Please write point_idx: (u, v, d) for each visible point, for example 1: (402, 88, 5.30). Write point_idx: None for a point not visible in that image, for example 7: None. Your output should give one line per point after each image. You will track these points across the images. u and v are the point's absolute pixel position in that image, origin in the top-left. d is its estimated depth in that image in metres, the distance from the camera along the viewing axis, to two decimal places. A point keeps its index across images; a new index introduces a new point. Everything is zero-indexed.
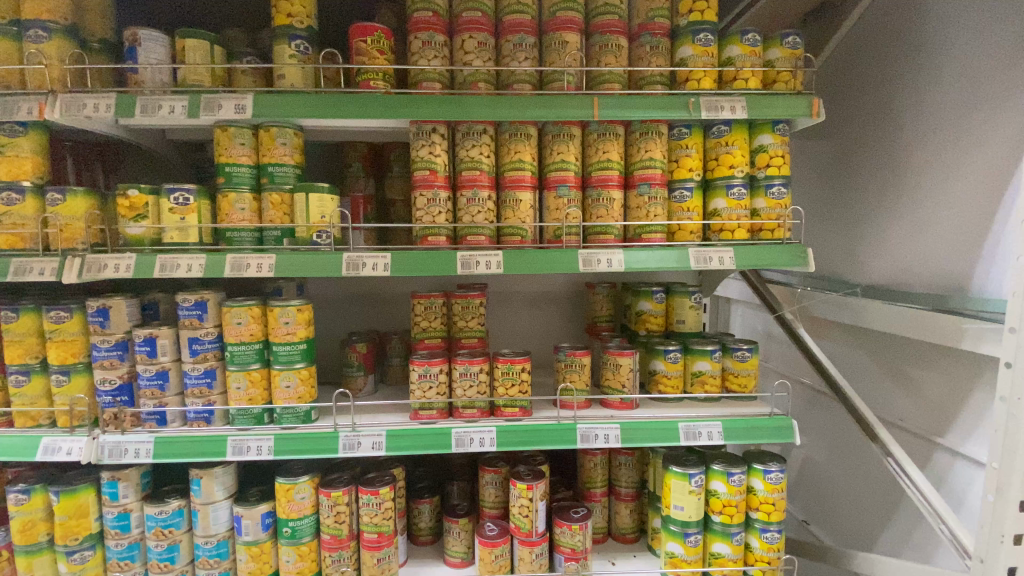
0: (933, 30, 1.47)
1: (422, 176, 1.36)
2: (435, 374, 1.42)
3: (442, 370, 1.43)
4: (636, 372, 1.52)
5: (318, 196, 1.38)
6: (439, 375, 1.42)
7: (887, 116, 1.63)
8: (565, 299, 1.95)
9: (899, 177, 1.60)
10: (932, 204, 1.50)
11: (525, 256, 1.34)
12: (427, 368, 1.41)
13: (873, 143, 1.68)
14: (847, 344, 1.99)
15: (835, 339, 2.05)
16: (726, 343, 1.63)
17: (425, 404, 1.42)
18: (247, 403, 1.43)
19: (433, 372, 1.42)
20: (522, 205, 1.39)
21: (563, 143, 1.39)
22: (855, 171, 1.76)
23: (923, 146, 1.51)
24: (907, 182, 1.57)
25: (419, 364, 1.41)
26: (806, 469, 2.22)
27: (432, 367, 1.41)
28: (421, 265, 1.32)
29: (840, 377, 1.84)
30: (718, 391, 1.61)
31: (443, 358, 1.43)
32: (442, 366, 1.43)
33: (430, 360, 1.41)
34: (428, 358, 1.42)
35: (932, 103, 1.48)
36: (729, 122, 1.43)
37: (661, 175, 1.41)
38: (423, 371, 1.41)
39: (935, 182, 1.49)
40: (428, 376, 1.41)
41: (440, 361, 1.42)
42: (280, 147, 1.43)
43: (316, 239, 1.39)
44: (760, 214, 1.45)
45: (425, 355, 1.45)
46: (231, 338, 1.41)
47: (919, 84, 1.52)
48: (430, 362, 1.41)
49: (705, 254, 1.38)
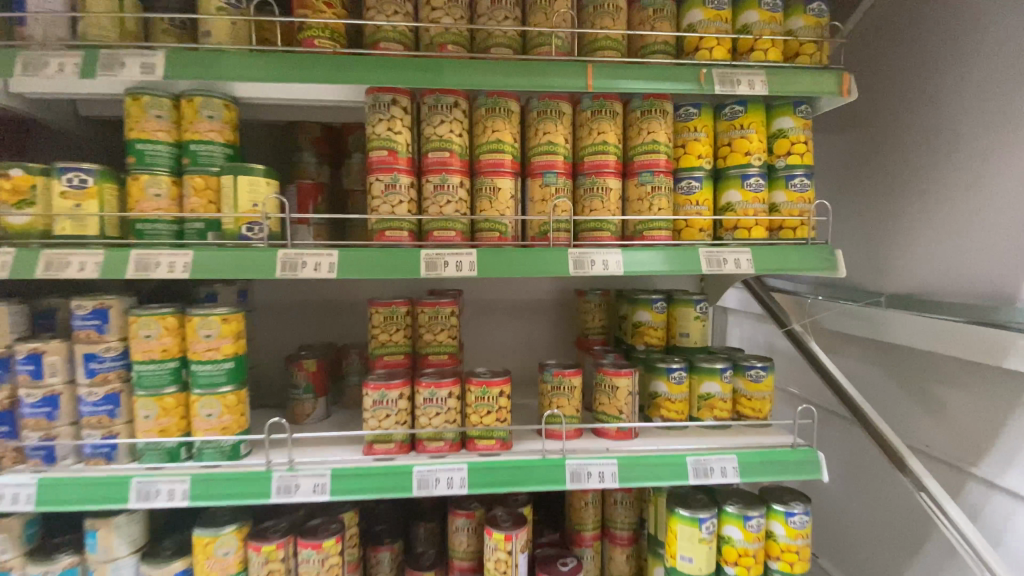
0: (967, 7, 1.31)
1: (379, 157, 1.11)
2: (395, 401, 1.16)
3: (404, 395, 1.17)
4: (635, 396, 1.29)
5: (250, 180, 1.12)
6: (399, 401, 1.16)
7: (912, 106, 1.46)
8: (551, 308, 1.72)
9: (929, 172, 1.42)
10: (972, 201, 1.31)
11: (504, 256, 1.10)
12: (384, 392, 1.15)
13: (895, 135, 1.51)
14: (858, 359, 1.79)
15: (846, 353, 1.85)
16: (736, 361, 1.41)
17: (382, 437, 1.16)
18: (158, 435, 1.16)
19: (392, 397, 1.16)
20: (501, 194, 1.15)
21: (551, 122, 1.16)
22: (876, 169, 1.57)
23: (958, 137, 1.34)
24: (940, 178, 1.39)
25: (375, 387, 1.15)
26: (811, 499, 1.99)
27: (391, 391, 1.15)
28: (377, 265, 1.07)
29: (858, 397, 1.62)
30: (729, 417, 1.39)
31: (405, 379, 1.17)
32: (405, 389, 1.17)
33: (389, 382, 1.15)
34: (386, 379, 1.16)
35: (968, 87, 1.31)
36: (744, 102, 1.22)
37: (666, 162, 1.19)
38: (379, 397, 1.15)
39: (975, 176, 1.30)
40: (386, 403, 1.15)
41: (401, 384, 1.16)
42: (205, 121, 1.17)
43: (246, 232, 1.12)
44: (781, 210, 1.23)
45: (382, 376, 1.19)
46: (139, 355, 1.13)
47: (951, 67, 1.35)
48: (389, 386, 1.15)
49: (718, 256, 1.16)
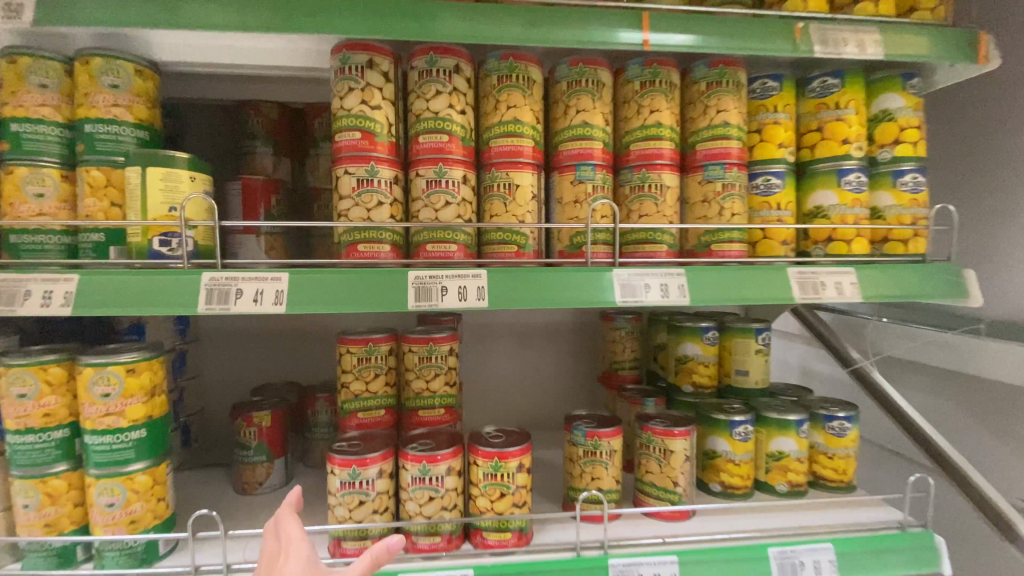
0: None
1: (348, 141, 0.79)
2: (372, 482, 0.84)
3: (385, 472, 0.85)
4: (692, 462, 0.97)
5: (164, 172, 0.78)
6: (378, 482, 0.84)
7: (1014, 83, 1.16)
8: (568, 336, 1.40)
9: None
10: None
11: (526, 280, 0.78)
12: (357, 471, 0.83)
13: (989, 123, 1.21)
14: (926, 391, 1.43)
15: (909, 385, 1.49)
16: (810, 408, 1.11)
17: (354, 533, 0.83)
18: (43, 532, 0.82)
19: (369, 476, 0.84)
20: (519, 193, 0.84)
21: (586, 96, 0.85)
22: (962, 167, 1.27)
23: None
24: None
25: (344, 464, 0.83)
26: None
27: (366, 469, 0.83)
28: (347, 295, 0.75)
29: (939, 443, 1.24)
30: (805, 482, 1.08)
31: (387, 451, 0.86)
32: (385, 464, 0.86)
33: (364, 457, 0.83)
34: (360, 452, 0.84)
35: None
36: (841, 72, 0.92)
37: (740, 151, 0.88)
38: (351, 478, 0.83)
39: None
40: (359, 485, 0.83)
41: (381, 457, 0.85)
42: (107, 91, 0.84)
43: (158, 247, 0.78)
44: (886, 217, 0.95)
45: (355, 445, 0.88)
46: (10, 422, 0.80)
47: None
48: (364, 462, 0.83)
49: (814, 278, 0.86)
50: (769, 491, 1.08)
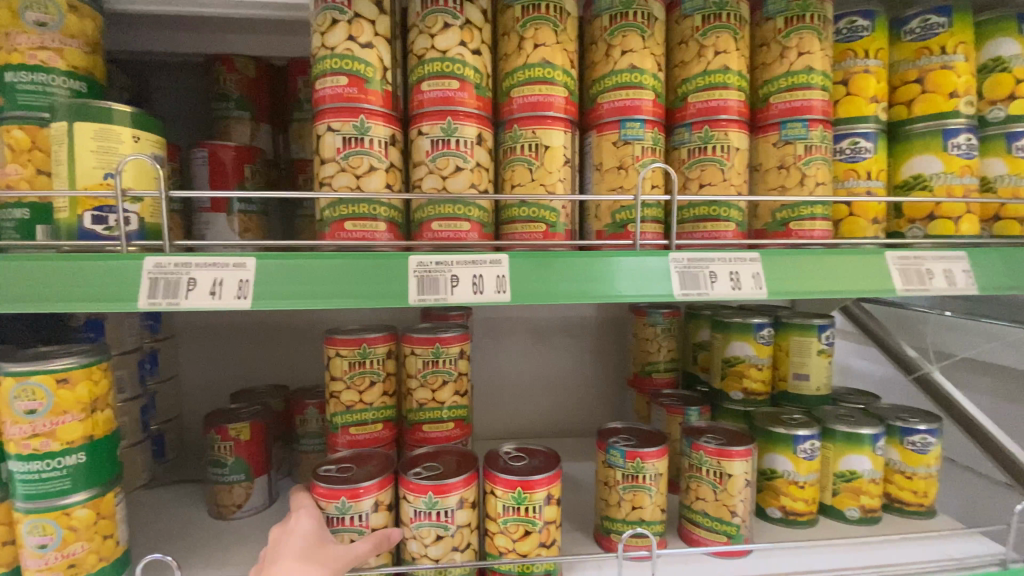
0: None
1: (332, 89, 0.61)
2: (367, 517, 0.68)
3: (383, 504, 0.69)
4: (752, 487, 0.81)
5: (97, 129, 0.61)
6: (374, 517, 0.68)
7: None
8: (593, 332, 1.23)
9: None
10: None
11: (559, 267, 0.61)
12: (348, 504, 0.67)
13: None
14: (994, 396, 1.26)
15: (973, 389, 1.32)
16: (884, 420, 0.94)
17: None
18: None
19: (362, 511, 0.68)
20: (549, 157, 0.66)
21: (635, 34, 0.67)
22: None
23: None
24: None
25: (331, 495, 0.67)
26: None
27: (359, 502, 0.68)
28: (328, 287, 0.58)
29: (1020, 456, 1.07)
30: (879, 507, 0.91)
31: (384, 478, 0.70)
32: (383, 494, 0.70)
33: (356, 487, 0.68)
34: (352, 481, 0.69)
35: None
36: (947, 8, 0.74)
37: (825, 105, 0.70)
38: (340, 512, 0.67)
39: None
40: (350, 522, 0.68)
41: (378, 486, 0.69)
42: (30, 30, 0.67)
43: (90, 225, 0.62)
44: (998, 189, 0.77)
45: (346, 471, 0.72)
46: None
47: None
48: (357, 493, 0.67)
49: (919, 265, 0.68)
50: (837, 517, 0.92)
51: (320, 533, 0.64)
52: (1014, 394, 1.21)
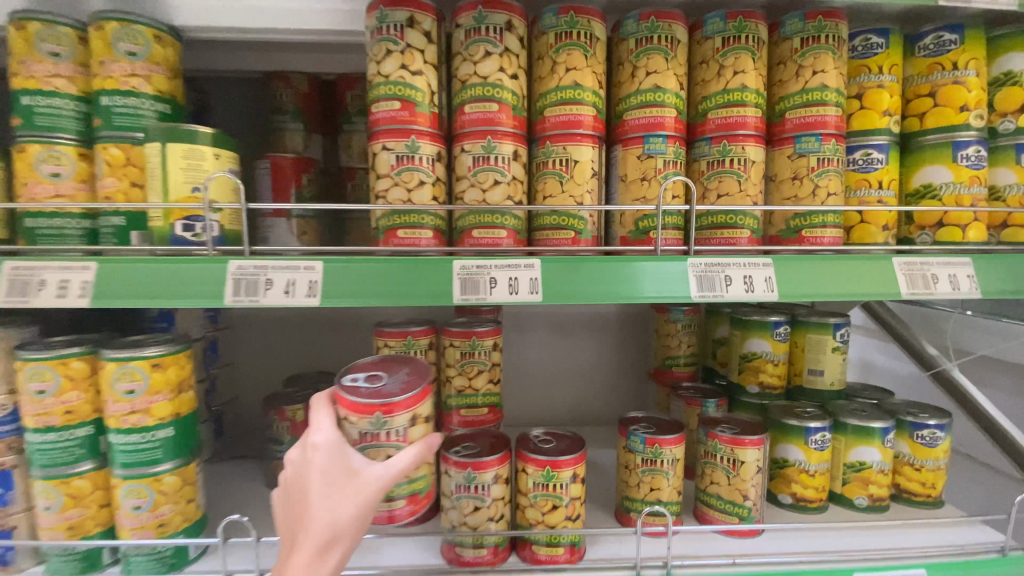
0: None
1: (386, 112, 0.69)
2: (405, 432, 0.62)
3: (421, 417, 0.64)
4: (763, 474, 0.87)
5: (186, 149, 0.71)
6: (412, 431, 0.62)
7: None
8: (616, 325, 1.30)
9: None
10: None
11: (586, 271, 0.68)
12: (383, 418, 0.61)
13: None
14: (1011, 395, 1.28)
15: (994, 388, 1.34)
16: (896, 414, 0.99)
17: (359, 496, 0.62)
18: (68, 536, 0.78)
19: (399, 427, 0.62)
20: (578, 170, 0.73)
21: (659, 55, 0.73)
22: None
23: None
24: None
25: (361, 410, 0.60)
26: None
27: (394, 417, 0.61)
28: (385, 287, 0.66)
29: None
30: (887, 496, 0.96)
31: (418, 392, 0.63)
32: (420, 407, 0.64)
33: (390, 402, 0.61)
34: (384, 394, 0.62)
35: None
36: (960, 26, 0.77)
37: (838, 120, 0.75)
38: (373, 427, 0.60)
39: None
40: (386, 437, 0.61)
41: (414, 399, 0.63)
42: (123, 60, 0.76)
43: (181, 232, 0.72)
44: (1007, 198, 0.81)
45: (375, 380, 0.65)
46: (29, 420, 0.75)
47: None
48: (391, 407, 0.61)
49: (925, 270, 0.73)
50: (847, 505, 0.97)
51: (347, 457, 0.59)
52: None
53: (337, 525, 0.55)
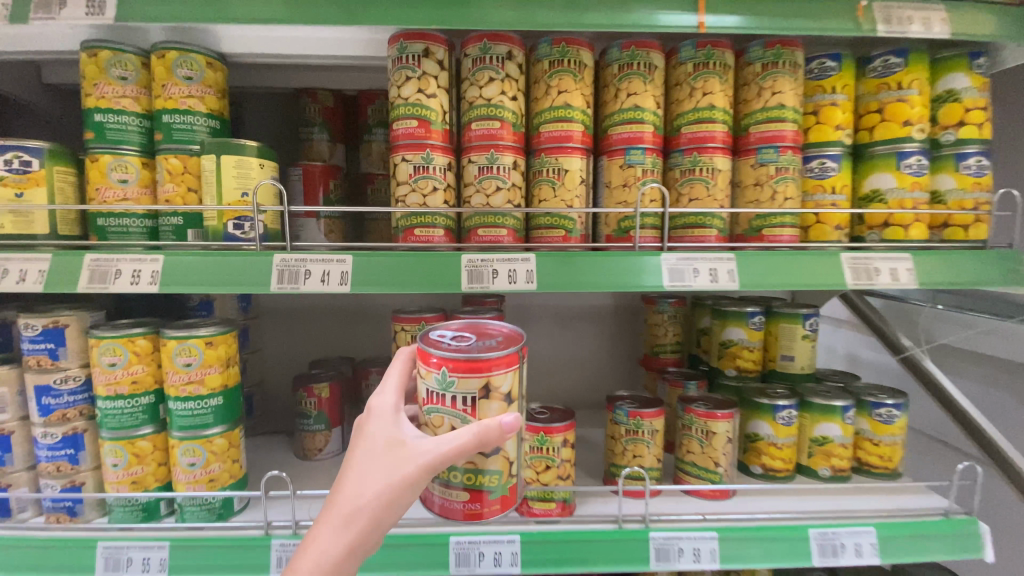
0: None
1: (405, 130, 0.82)
2: (474, 403, 0.62)
3: (494, 392, 0.63)
4: (734, 443, 0.99)
5: (237, 160, 0.84)
6: (479, 404, 0.62)
7: None
8: (611, 317, 1.42)
9: None
10: None
11: (574, 264, 0.81)
12: (451, 380, 0.62)
13: None
14: (983, 383, 1.39)
15: (965, 377, 1.45)
16: (858, 395, 1.10)
17: (443, 476, 0.66)
18: (131, 489, 0.91)
19: (469, 392, 0.62)
20: (568, 178, 0.85)
21: (638, 79, 0.85)
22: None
23: None
24: None
25: (434, 365, 0.62)
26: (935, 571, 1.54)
27: (463, 382, 0.61)
28: (403, 277, 0.79)
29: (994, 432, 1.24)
30: (849, 468, 1.08)
31: (495, 362, 0.62)
32: (494, 379, 0.62)
33: (462, 363, 0.61)
34: (462, 353, 0.62)
35: None
36: (904, 51, 0.89)
37: (795, 134, 0.87)
38: (441, 388, 0.62)
39: None
40: (452, 403, 0.62)
41: (489, 368, 0.62)
42: (181, 83, 0.89)
43: (232, 230, 0.85)
44: (947, 202, 0.92)
45: (461, 340, 0.65)
46: (102, 388, 0.88)
47: None
48: (463, 368, 0.61)
49: (867, 264, 0.84)
50: (811, 476, 1.09)
51: (395, 428, 0.60)
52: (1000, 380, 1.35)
53: (363, 496, 0.56)
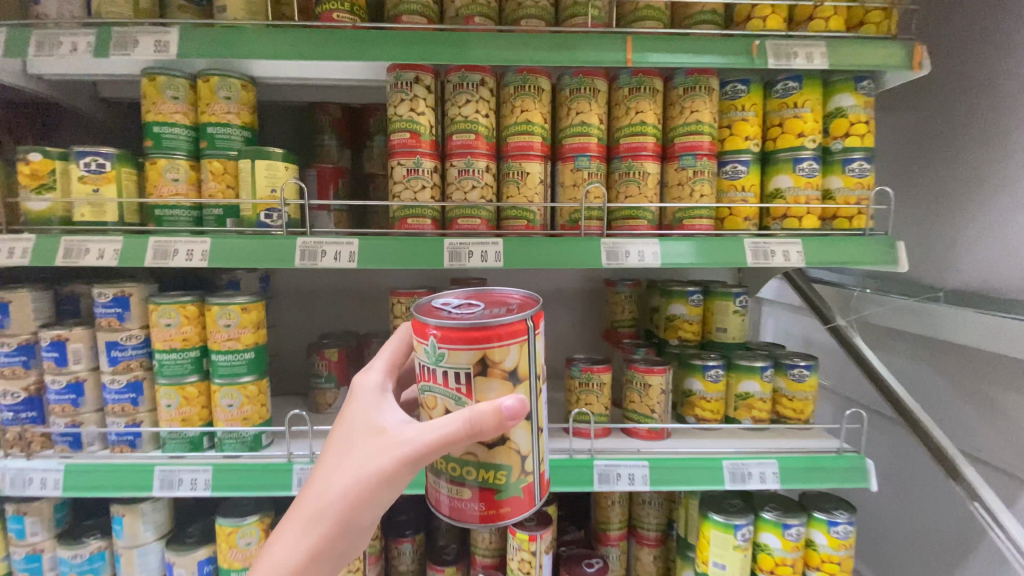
0: None
1: (400, 140, 1.05)
2: (467, 382, 0.66)
3: (495, 368, 0.67)
4: (668, 394, 1.22)
5: (268, 164, 1.07)
6: (472, 380, 0.66)
7: (976, 94, 1.34)
8: (579, 298, 1.65)
9: (987, 168, 1.32)
10: None
11: (531, 247, 1.03)
12: (442, 354, 0.66)
13: (964, 125, 1.37)
14: (906, 355, 1.62)
15: (891, 350, 1.67)
16: (778, 358, 1.32)
17: (453, 476, 0.70)
18: (180, 425, 1.14)
19: (459, 365, 0.66)
20: (529, 179, 1.08)
21: (584, 101, 1.07)
22: (925, 153, 1.47)
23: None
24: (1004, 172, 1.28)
25: (427, 336, 0.67)
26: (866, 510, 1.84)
27: (454, 355, 0.66)
28: (398, 255, 1.01)
29: (910, 399, 1.49)
30: (768, 418, 1.30)
31: (488, 334, 0.65)
32: (489, 350, 0.66)
33: (452, 334, 0.65)
34: (455, 323, 0.65)
35: None
36: (799, 77, 1.11)
37: (710, 144, 1.09)
38: (433, 362, 0.67)
39: None
40: (445, 380, 0.67)
41: (480, 340, 0.65)
42: (223, 102, 1.12)
43: (265, 219, 1.08)
44: (836, 197, 1.13)
45: (462, 311, 0.70)
46: (159, 343, 1.11)
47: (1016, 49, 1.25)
48: (452, 339, 0.65)
49: (765, 248, 1.05)
50: (737, 425, 1.31)
51: (376, 420, 0.68)
52: (917, 353, 1.58)
53: (335, 488, 0.64)
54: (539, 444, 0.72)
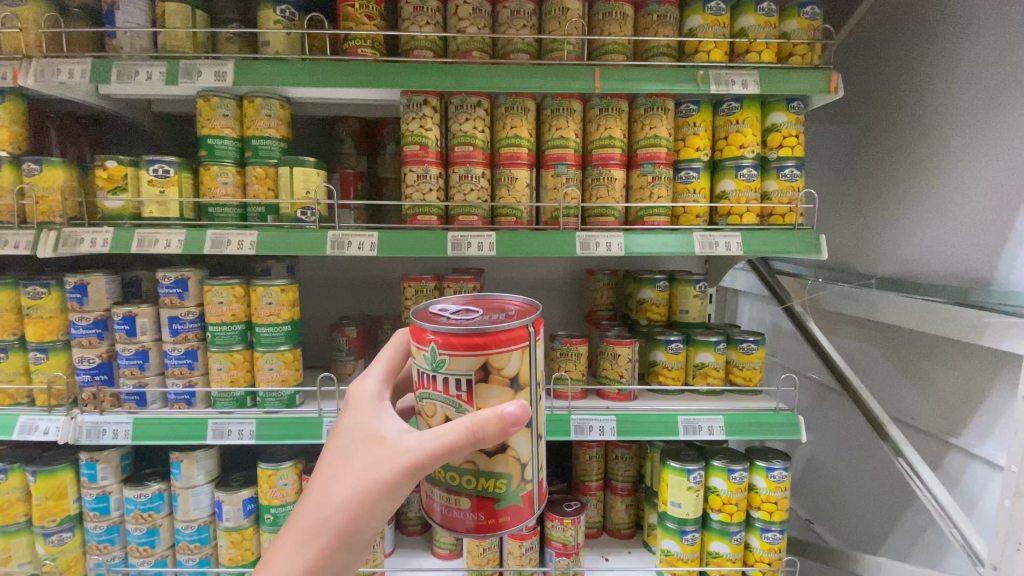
0: (952, 15, 1.42)
1: (411, 151, 1.28)
2: (467, 389, 0.76)
3: (495, 376, 0.77)
4: (635, 362, 1.46)
5: (302, 170, 1.31)
6: (471, 385, 0.76)
7: (901, 107, 1.56)
8: (565, 285, 1.88)
9: (910, 171, 1.54)
10: (949, 197, 1.44)
11: (519, 239, 1.26)
12: (441, 361, 0.76)
13: (892, 134, 1.59)
14: (855, 338, 1.85)
15: (843, 333, 1.90)
16: (731, 334, 1.55)
17: (451, 485, 0.81)
18: (229, 385, 1.37)
19: (458, 372, 0.76)
20: (517, 182, 1.31)
21: (563, 119, 1.31)
22: (862, 158, 1.69)
23: (942, 137, 1.45)
24: (924, 175, 1.50)
25: (428, 345, 0.77)
26: (822, 476, 2.06)
27: (453, 361, 0.76)
28: (410, 245, 1.25)
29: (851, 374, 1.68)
30: (721, 385, 1.53)
31: (484, 341, 0.75)
32: (488, 356, 0.76)
33: (451, 342, 0.75)
34: (451, 331, 0.75)
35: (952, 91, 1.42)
36: (740, 99, 1.35)
37: (667, 154, 1.33)
38: (433, 369, 0.77)
39: (952, 172, 1.43)
40: (446, 387, 0.77)
41: (477, 347, 0.75)
42: (265, 119, 1.35)
43: (301, 216, 1.32)
44: (772, 198, 1.36)
45: (458, 319, 0.80)
46: (213, 318, 1.34)
47: (933, 70, 1.47)
48: (451, 346, 0.75)
49: (711, 239, 1.28)
50: (694, 391, 1.54)
51: (374, 432, 0.79)
52: (864, 336, 1.81)
53: (339, 495, 0.75)
54: (537, 453, 0.84)
